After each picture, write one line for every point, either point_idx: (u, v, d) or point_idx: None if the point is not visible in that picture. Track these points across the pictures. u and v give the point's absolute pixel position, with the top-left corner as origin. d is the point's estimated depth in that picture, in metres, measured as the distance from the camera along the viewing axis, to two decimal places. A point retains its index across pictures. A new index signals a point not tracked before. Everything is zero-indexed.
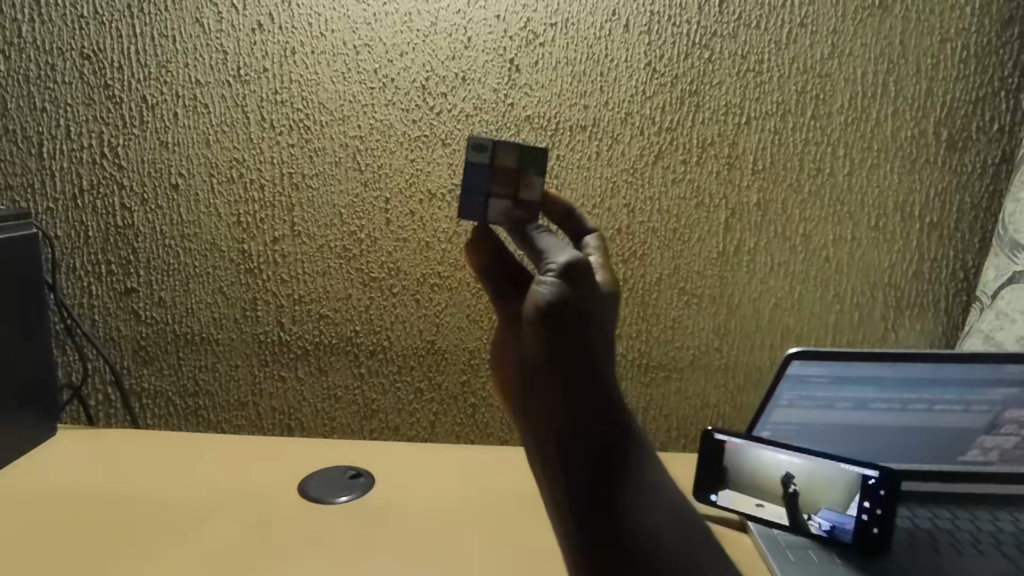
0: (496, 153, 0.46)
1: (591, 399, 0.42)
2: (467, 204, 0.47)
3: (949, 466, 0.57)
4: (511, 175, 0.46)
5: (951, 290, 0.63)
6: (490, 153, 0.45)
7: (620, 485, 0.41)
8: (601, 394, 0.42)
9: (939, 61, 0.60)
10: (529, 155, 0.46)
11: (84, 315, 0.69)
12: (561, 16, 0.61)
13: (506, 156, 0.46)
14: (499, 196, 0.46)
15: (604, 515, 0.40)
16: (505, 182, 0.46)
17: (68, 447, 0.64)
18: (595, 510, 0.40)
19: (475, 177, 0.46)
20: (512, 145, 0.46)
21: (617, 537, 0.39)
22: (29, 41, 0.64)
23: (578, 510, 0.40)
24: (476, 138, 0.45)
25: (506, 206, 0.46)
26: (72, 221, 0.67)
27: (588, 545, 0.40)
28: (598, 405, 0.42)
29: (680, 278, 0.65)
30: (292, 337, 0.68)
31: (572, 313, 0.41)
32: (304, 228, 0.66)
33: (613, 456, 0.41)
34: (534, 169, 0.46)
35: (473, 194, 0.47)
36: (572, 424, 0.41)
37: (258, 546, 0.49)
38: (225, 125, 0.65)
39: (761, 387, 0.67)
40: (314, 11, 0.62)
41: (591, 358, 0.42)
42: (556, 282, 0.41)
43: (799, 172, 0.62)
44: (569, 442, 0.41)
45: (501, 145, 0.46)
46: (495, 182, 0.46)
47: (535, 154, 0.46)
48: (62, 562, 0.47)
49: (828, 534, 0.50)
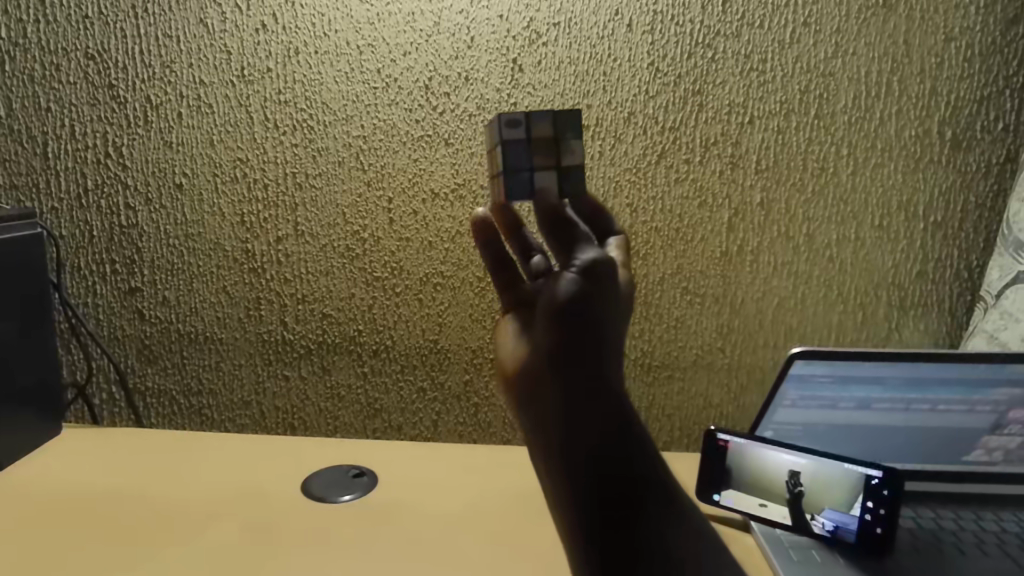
0: (531, 125, 0.42)
1: (596, 394, 0.41)
2: (514, 185, 0.43)
3: (952, 466, 0.56)
4: (547, 145, 0.42)
5: (955, 290, 0.63)
6: (526, 126, 0.42)
7: (625, 483, 0.40)
8: (605, 391, 0.41)
9: (944, 60, 0.59)
10: (564, 119, 0.42)
11: (88, 314, 0.69)
12: (564, 15, 0.61)
13: (542, 125, 0.42)
14: (544, 170, 0.43)
15: (608, 515, 0.39)
16: (545, 154, 0.42)
17: (73, 446, 0.64)
18: (597, 509, 0.39)
19: (514, 153, 0.42)
20: (544, 113, 0.42)
21: (622, 540, 0.38)
22: (34, 41, 0.65)
23: (580, 506, 0.39)
24: (507, 114, 0.41)
25: (554, 179, 0.43)
26: (77, 221, 0.67)
27: (590, 542, 0.39)
28: (603, 402, 0.41)
29: (682, 278, 0.65)
30: (295, 336, 0.68)
31: (589, 310, 0.41)
32: (307, 227, 0.66)
33: (618, 454, 0.40)
34: (574, 130, 0.43)
35: (519, 175, 0.43)
36: (574, 421, 0.40)
37: (258, 546, 0.49)
38: (229, 125, 0.65)
39: (764, 387, 0.67)
40: (317, 11, 0.62)
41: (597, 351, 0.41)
42: (578, 279, 0.42)
43: (803, 171, 0.62)
44: (571, 438, 0.40)
45: (534, 115, 0.42)
46: (537, 156, 0.42)
47: (570, 118, 0.42)
48: (62, 561, 0.47)
49: (830, 535, 0.50)
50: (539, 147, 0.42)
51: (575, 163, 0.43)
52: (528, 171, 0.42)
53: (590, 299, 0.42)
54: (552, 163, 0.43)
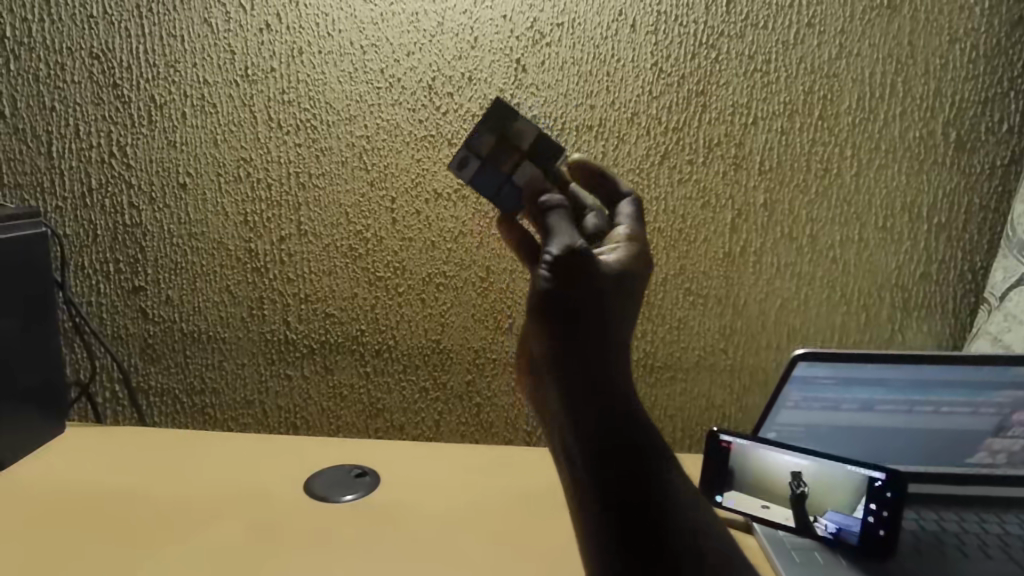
0: (475, 150, 0.47)
1: (599, 376, 0.35)
2: (508, 201, 0.47)
3: (956, 468, 0.56)
4: (504, 147, 0.47)
5: (959, 291, 0.63)
6: (474, 154, 0.47)
7: (638, 465, 0.33)
8: (612, 373, 0.36)
9: (949, 61, 0.59)
10: (496, 117, 0.46)
11: (92, 313, 0.70)
12: (568, 15, 0.61)
13: (484, 142, 0.47)
14: (517, 168, 0.47)
15: (621, 500, 0.32)
16: (507, 155, 0.47)
17: (76, 445, 0.64)
18: (607, 493, 0.33)
19: (487, 173, 0.47)
20: (478, 130, 0.47)
21: (637, 524, 0.32)
22: (39, 41, 0.65)
23: (590, 499, 0.33)
24: (453, 161, 0.47)
25: (532, 166, 0.47)
26: (81, 220, 0.68)
27: (603, 534, 0.32)
28: (608, 384, 0.35)
29: (685, 278, 0.65)
30: (298, 335, 0.68)
31: (571, 284, 0.37)
32: (310, 227, 0.66)
33: (629, 439, 0.34)
34: (511, 119, 0.46)
35: (502, 191, 0.47)
36: (574, 410, 0.35)
37: (262, 545, 0.49)
38: (232, 125, 0.65)
39: (767, 388, 0.66)
40: (321, 11, 0.62)
41: (595, 331, 0.36)
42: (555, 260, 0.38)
43: (806, 172, 0.62)
44: (572, 428, 0.35)
45: (473, 138, 0.47)
46: (502, 165, 0.47)
47: (499, 107, 0.46)
48: (66, 560, 0.47)
49: (834, 536, 0.50)
50: (497, 150, 0.47)
51: (534, 140, 0.47)
52: (505, 182, 0.47)
53: (568, 277, 0.37)
54: (520, 155, 0.47)
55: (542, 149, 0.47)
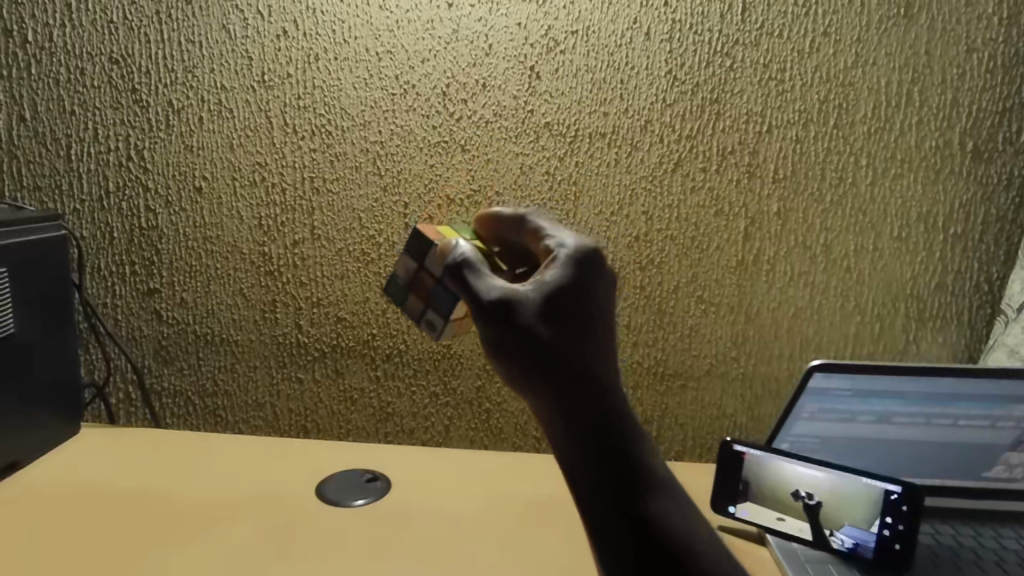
0: (417, 315, 0.46)
1: (581, 397, 0.35)
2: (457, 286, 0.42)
3: (976, 482, 0.55)
4: (413, 281, 0.46)
5: (976, 303, 0.62)
6: (422, 314, 0.46)
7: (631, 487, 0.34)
8: (595, 395, 0.35)
9: (966, 70, 0.59)
10: (392, 288, 0.47)
11: (107, 314, 0.70)
12: (583, 23, 0.61)
13: (411, 302, 0.46)
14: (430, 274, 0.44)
15: (621, 524, 0.33)
16: (418, 281, 0.45)
17: (91, 445, 0.64)
18: (606, 519, 0.34)
19: (435, 298, 0.44)
20: (401, 307, 0.47)
21: (637, 547, 0.33)
22: (59, 45, 0.66)
23: (594, 524, 0.34)
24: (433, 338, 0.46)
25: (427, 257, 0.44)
26: (98, 222, 0.68)
27: (610, 559, 0.33)
28: (596, 400, 0.35)
29: (698, 286, 0.64)
30: (310, 339, 0.69)
31: (509, 329, 0.36)
32: (324, 231, 0.66)
33: (619, 457, 0.34)
34: (395, 278, 0.47)
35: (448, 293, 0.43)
36: (567, 431, 0.35)
37: (277, 545, 0.50)
38: (248, 130, 0.66)
39: (778, 398, 0.66)
40: (338, 18, 0.63)
41: (572, 349, 0.35)
42: (485, 319, 0.36)
43: (821, 181, 0.62)
44: (564, 449, 0.35)
45: (407, 312, 0.47)
46: (426, 285, 0.45)
47: (388, 288, 0.48)
48: (81, 558, 0.48)
49: (849, 552, 0.49)
50: (416, 291, 0.45)
51: (410, 254, 0.45)
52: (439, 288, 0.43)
53: (503, 324, 0.36)
54: (420, 269, 0.45)
55: (415, 245, 0.45)
